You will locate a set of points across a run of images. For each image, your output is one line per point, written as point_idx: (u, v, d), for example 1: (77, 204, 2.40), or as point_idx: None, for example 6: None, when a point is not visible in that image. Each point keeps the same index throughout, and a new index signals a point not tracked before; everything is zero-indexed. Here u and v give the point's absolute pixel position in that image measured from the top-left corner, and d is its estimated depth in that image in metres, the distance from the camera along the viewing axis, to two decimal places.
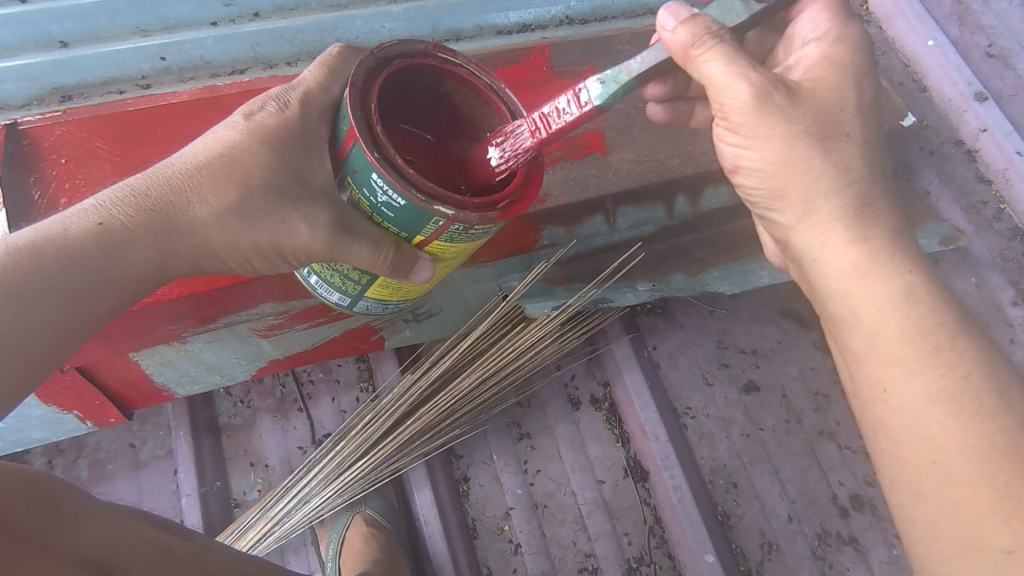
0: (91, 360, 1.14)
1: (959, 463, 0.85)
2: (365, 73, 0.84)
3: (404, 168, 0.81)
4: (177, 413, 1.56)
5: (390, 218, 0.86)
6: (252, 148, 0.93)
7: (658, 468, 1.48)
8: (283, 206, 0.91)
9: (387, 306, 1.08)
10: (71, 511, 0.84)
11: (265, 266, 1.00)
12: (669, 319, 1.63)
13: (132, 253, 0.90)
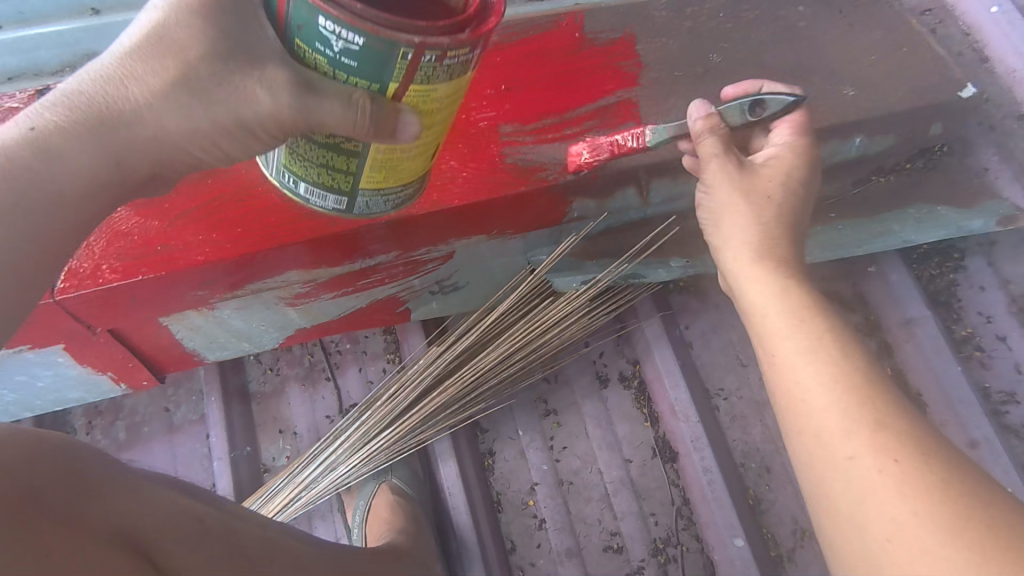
0: (124, 323, 1.16)
1: (865, 452, 0.78)
2: None
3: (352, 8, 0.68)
4: (209, 379, 1.59)
5: (356, 69, 0.73)
6: (183, 20, 0.81)
7: (687, 450, 1.45)
8: (232, 77, 0.80)
9: (388, 199, 0.94)
10: (98, 484, 0.83)
11: (235, 149, 0.89)
12: (703, 299, 1.57)
13: (75, 155, 0.83)
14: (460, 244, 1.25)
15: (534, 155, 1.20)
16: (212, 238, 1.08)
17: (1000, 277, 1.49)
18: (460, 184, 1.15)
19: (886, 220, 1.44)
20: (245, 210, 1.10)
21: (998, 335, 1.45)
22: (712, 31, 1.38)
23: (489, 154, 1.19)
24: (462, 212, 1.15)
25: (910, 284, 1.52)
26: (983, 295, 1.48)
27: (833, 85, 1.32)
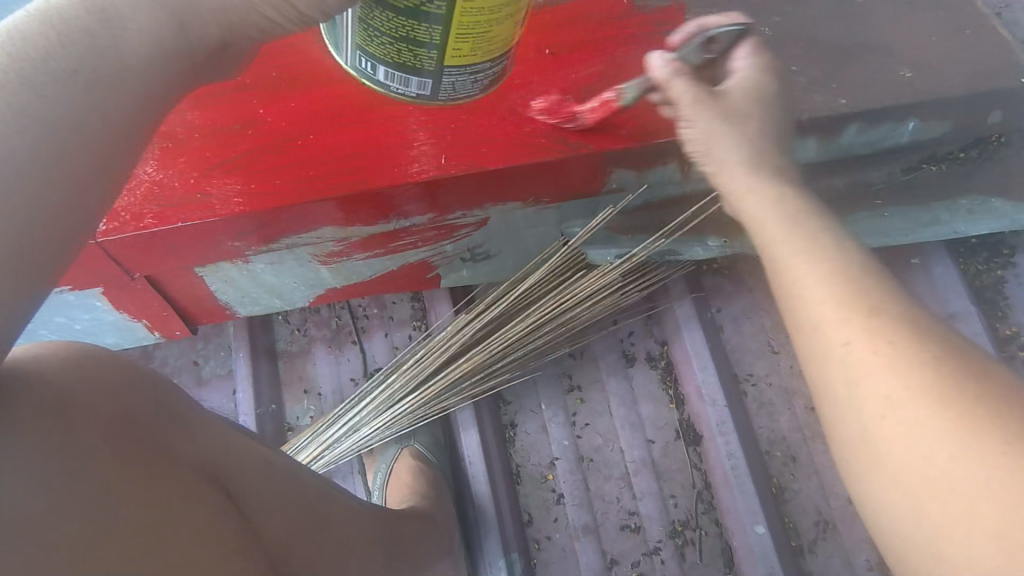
0: (161, 271, 1.17)
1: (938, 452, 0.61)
2: None
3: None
4: (238, 334, 1.62)
5: None
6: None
7: (711, 433, 1.42)
8: None
9: (475, 74, 0.93)
10: (182, 425, 0.82)
11: (310, 7, 0.81)
12: (736, 282, 1.54)
13: (135, 17, 0.74)
14: (496, 210, 1.24)
15: (577, 123, 1.17)
16: (251, 188, 1.08)
17: None
18: (497, 148, 1.13)
19: (936, 208, 1.41)
20: (285, 160, 1.10)
21: None
22: (766, 5, 1.33)
23: (529, 119, 1.16)
24: (500, 175, 1.14)
25: (957, 277, 1.46)
26: None
27: (891, 65, 1.27)
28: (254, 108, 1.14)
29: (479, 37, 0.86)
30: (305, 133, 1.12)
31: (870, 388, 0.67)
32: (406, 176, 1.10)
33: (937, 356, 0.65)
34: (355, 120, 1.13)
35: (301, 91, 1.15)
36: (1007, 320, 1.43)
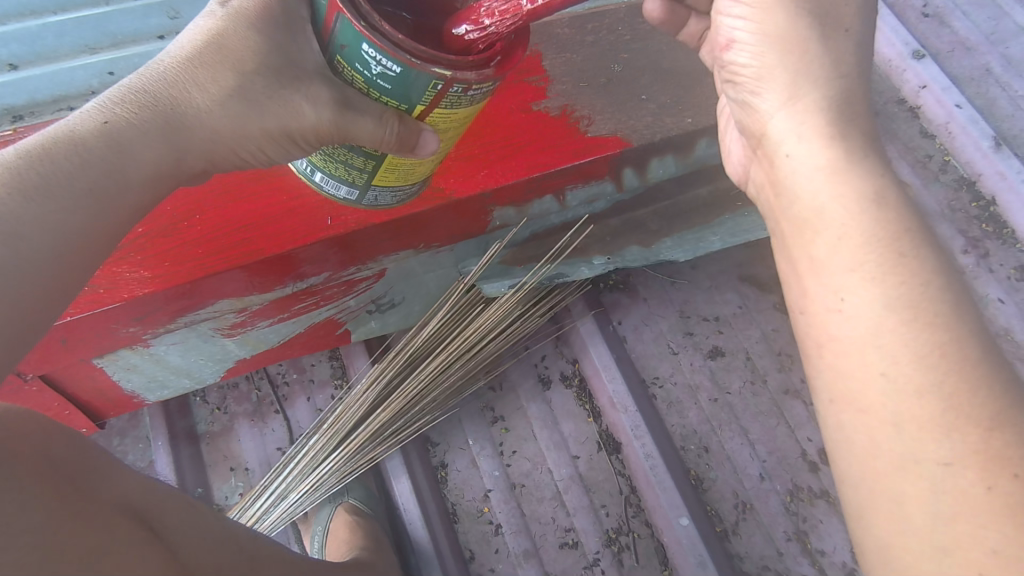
0: (56, 369, 1.16)
1: (929, 434, 0.71)
2: None
3: (392, 37, 0.78)
4: (155, 423, 1.59)
5: (389, 91, 0.84)
6: (229, 22, 0.93)
7: (629, 438, 1.51)
8: (285, 87, 0.91)
9: (395, 194, 1.06)
10: (106, 468, 0.90)
11: (279, 155, 1.00)
12: (632, 294, 1.65)
13: (141, 147, 0.90)
14: (390, 261, 1.30)
15: (450, 169, 1.26)
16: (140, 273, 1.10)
17: None
18: None
19: None
20: (172, 243, 1.13)
21: None
22: (613, 44, 1.47)
23: None
24: (386, 227, 1.20)
25: None
26: None
27: None
28: None
29: (413, 176, 1.01)
30: (191, 214, 1.17)
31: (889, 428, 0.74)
32: (294, 241, 1.15)
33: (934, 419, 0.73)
34: (240, 197, 1.19)
35: None
36: None
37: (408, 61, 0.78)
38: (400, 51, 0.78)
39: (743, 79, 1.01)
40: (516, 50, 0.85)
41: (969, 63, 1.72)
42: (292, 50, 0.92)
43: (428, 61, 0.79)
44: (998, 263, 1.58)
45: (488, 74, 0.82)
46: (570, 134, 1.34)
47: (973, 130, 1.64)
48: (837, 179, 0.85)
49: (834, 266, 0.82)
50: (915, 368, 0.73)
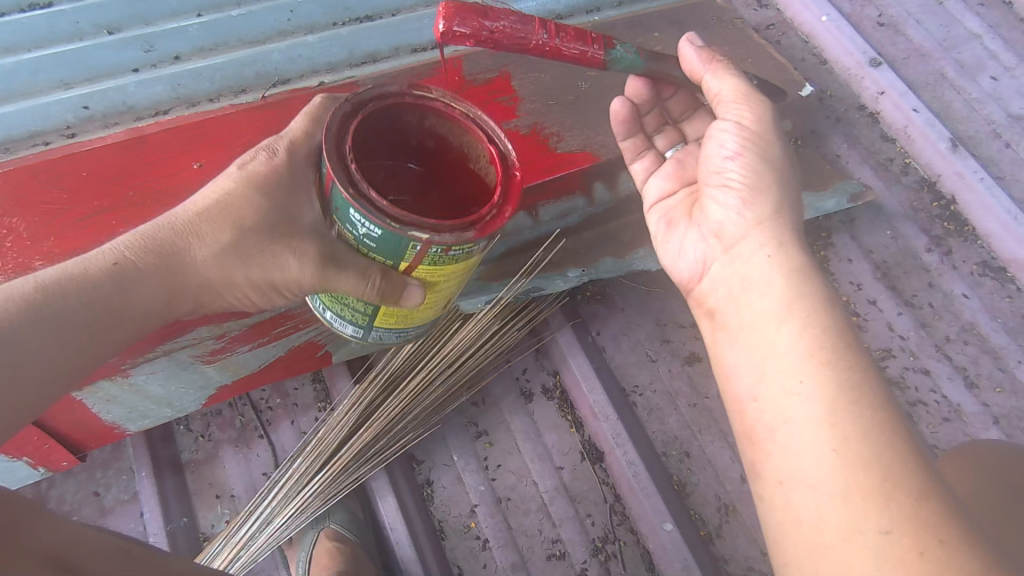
0: None
1: (867, 503, 0.79)
2: (340, 117, 0.91)
3: (380, 203, 0.87)
4: (138, 454, 1.58)
5: (374, 248, 0.91)
6: (238, 178, 1.04)
7: (611, 447, 1.53)
8: (279, 246, 1.02)
9: (399, 332, 1.12)
10: (30, 518, 0.86)
11: (265, 300, 1.11)
12: (609, 304, 1.68)
13: (140, 288, 0.98)
14: None
15: None
16: None
17: (863, 248, 1.68)
18: None
19: None
20: None
21: (870, 299, 1.60)
22: None
23: None
24: None
25: None
26: (853, 265, 1.65)
27: None
28: (114, 226, 1.18)
29: (411, 319, 1.07)
30: None
31: (832, 499, 0.81)
32: None
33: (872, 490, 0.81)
34: None
35: (162, 205, 1.22)
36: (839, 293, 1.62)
37: (392, 225, 0.86)
38: (387, 216, 0.86)
39: (715, 166, 1.16)
40: (499, 213, 0.91)
41: (924, 68, 1.78)
42: (291, 209, 1.04)
43: (410, 225, 0.87)
44: (961, 259, 1.63)
45: (469, 234, 0.88)
46: (540, 153, 1.37)
47: (931, 133, 1.70)
48: (796, 279, 0.99)
49: (790, 356, 0.92)
50: (859, 445, 0.82)
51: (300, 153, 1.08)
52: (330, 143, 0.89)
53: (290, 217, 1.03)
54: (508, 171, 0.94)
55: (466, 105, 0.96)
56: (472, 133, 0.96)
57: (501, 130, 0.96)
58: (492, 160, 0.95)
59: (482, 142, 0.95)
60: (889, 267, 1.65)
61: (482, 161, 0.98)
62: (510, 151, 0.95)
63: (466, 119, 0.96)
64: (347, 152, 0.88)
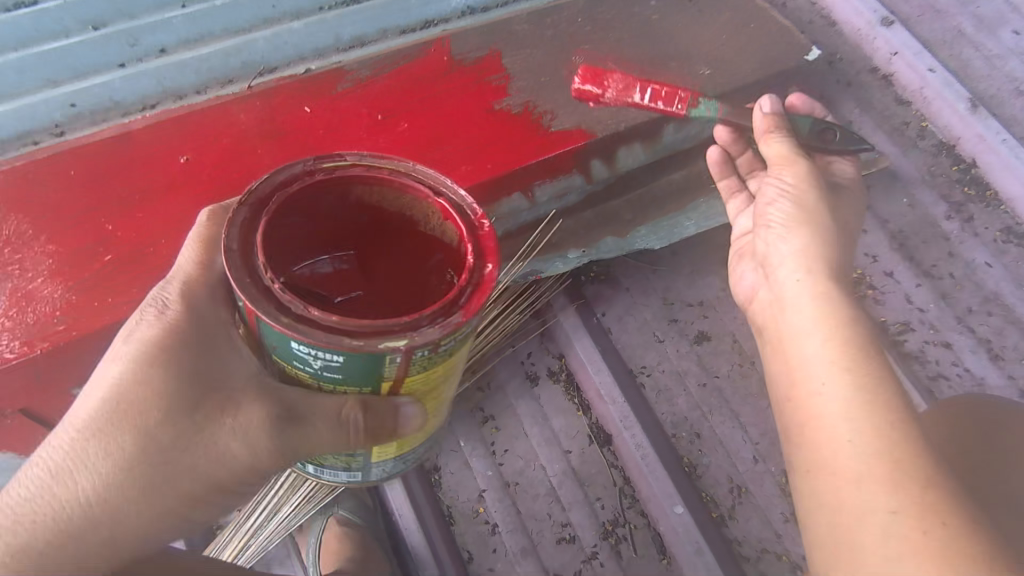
0: (30, 404, 1.17)
1: (878, 486, 0.87)
2: (242, 227, 0.77)
3: (331, 322, 0.73)
4: None
5: (342, 376, 0.79)
6: (138, 370, 0.85)
7: (618, 430, 1.50)
8: (205, 417, 0.87)
9: (398, 462, 1.03)
10: None
11: (213, 513, 0.94)
12: (614, 284, 1.64)
13: (37, 537, 0.88)
14: None
15: None
16: (108, 301, 1.13)
17: (878, 218, 1.61)
18: None
19: None
20: (139, 270, 1.16)
21: (885, 271, 1.56)
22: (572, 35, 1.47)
23: None
24: None
25: None
26: (867, 236, 1.59)
27: (689, 69, 1.44)
28: (103, 225, 1.19)
29: (408, 445, 0.97)
30: (157, 240, 1.19)
31: (846, 484, 0.90)
32: None
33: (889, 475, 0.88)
34: None
35: (151, 202, 1.22)
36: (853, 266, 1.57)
37: (356, 347, 0.73)
38: (348, 336, 0.73)
39: (765, 197, 1.32)
40: (479, 279, 0.77)
41: (941, 25, 1.69)
42: (212, 364, 0.88)
43: (379, 337, 0.73)
44: (982, 226, 1.56)
45: (456, 317, 0.75)
46: (530, 132, 1.33)
47: (948, 94, 1.62)
48: (826, 308, 1.10)
49: (815, 360, 1.04)
50: (875, 435, 0.91)
51: (205, 279, 0.92)
52: (237, 270, 0.75)
53: (213, 381, 0.88)
54: (470, 224, 0.80)
55: (386, 160, 0.83)
56: (413, 192, 0.82)
57: (444, 178, 0.82)
58: (446, 215, 0.81)
59: (428, 197, 0.82)
60: (906, 237, 1.59)
61: (433, 219, 0.83)
62: (463, 197, 0.82)
63: (399, 177, 0.82)
64: (266, 273, 0.75)
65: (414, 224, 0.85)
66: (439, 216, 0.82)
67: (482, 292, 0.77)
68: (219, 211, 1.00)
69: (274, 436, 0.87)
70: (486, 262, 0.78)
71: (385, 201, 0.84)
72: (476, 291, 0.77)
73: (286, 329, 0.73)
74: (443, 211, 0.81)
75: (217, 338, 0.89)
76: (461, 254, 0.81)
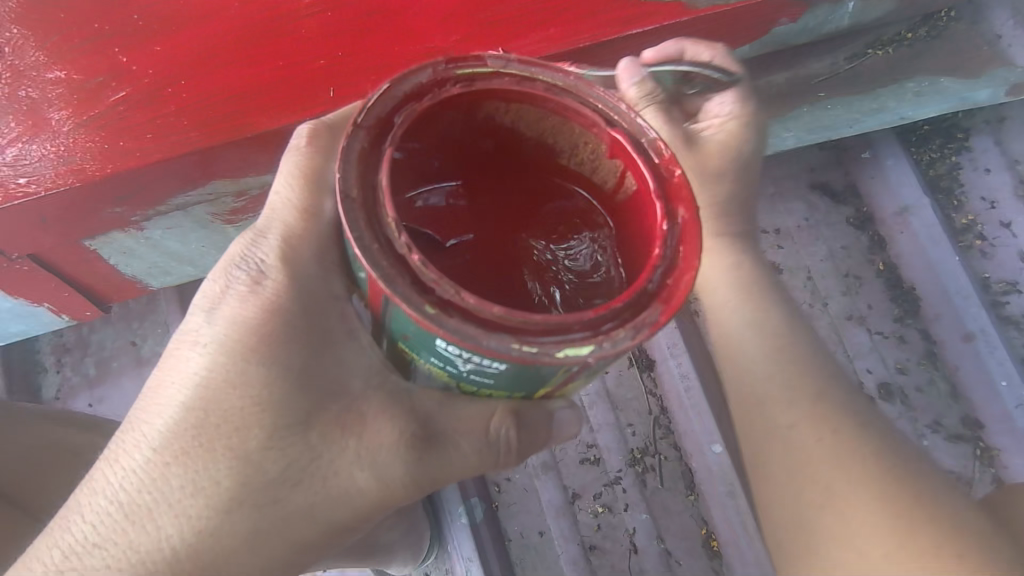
0: (43, 248, 1.08)
1: (850, 511, 0.78)
2: (361, 165, 0.59)
3: (499, 314, 0.54)
4: (171, 309, 1.53)
5: (492, 383, 0.61)
6: (238, 369, 0.67)
7: (664, 356, 1.38)
8: (332, 433, 0.69)
9: None
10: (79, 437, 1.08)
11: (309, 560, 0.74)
12: None
13: None
14: None
15: (471, 35, 1.02)
16: (119, 146, 0.99)
17: (1008, 157, 1.36)
18: (386, 76, 1.01)
19: (881, 96, 1.27)
20: (152, 114, 1.00)
21: (1002, 221, 1.34)
22: None
23: (420, 37, 1.02)
24: None
25: (910, 169, 1.37)
26: (989, 178, 1.35)
27: None
28: (113, 55, 1.02)
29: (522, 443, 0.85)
30: (174, 79, 1.01)
31: (832, 497, 0.80)
32: (299, 109, 1.00)
33: (876, 480, 0.79)
34: (232, 57, 1.02)
35: (166, 32, 1.02)
36: (962, 210, 1.36)
37: (532, 351, 0.54)
38: (519, 339, 0.54)
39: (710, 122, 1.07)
40: (674, 255, 0.59)
41: None
42: (326, 365, 0.69)
43: (557, 341, 0.55)
44: None
45: (654, 310, 0.57)
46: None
47: None
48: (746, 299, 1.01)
49: (743, 369, 0.95)
50: (833, 438, 0.84)
51: (310, 234, 0.71)
52: (360, 231, 0.56)
53: (329, 382, 0.69)
54: (655, 172, 0.62)
55: (536, 69, 0.63)
56: (578, 119, 0.63)
57: (619, 102, 0.63)
58: (616, 152, 0.63)
59: (598, 128, 0.63)
60: None
61: (596, 158, 0.65)
62: (643, 128, 0.63)
63: (558, 96, 0.63)
64: (401, 238, 0.56)
65: (556, 155, 0.67)
66: (607, 154, 0.64)
67: (677, 277, 0.58)
68: (320, 129, 0.75)
69: (407, 463, 0.71)
70: (683, 233, 0.60)
71: (527, 125, 0.65)
72: (671, 279, 0.58)
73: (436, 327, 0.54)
74: (615, 148, 0.63)
75: (330, 324, 0.70)
76: (639, 213, 0.63)
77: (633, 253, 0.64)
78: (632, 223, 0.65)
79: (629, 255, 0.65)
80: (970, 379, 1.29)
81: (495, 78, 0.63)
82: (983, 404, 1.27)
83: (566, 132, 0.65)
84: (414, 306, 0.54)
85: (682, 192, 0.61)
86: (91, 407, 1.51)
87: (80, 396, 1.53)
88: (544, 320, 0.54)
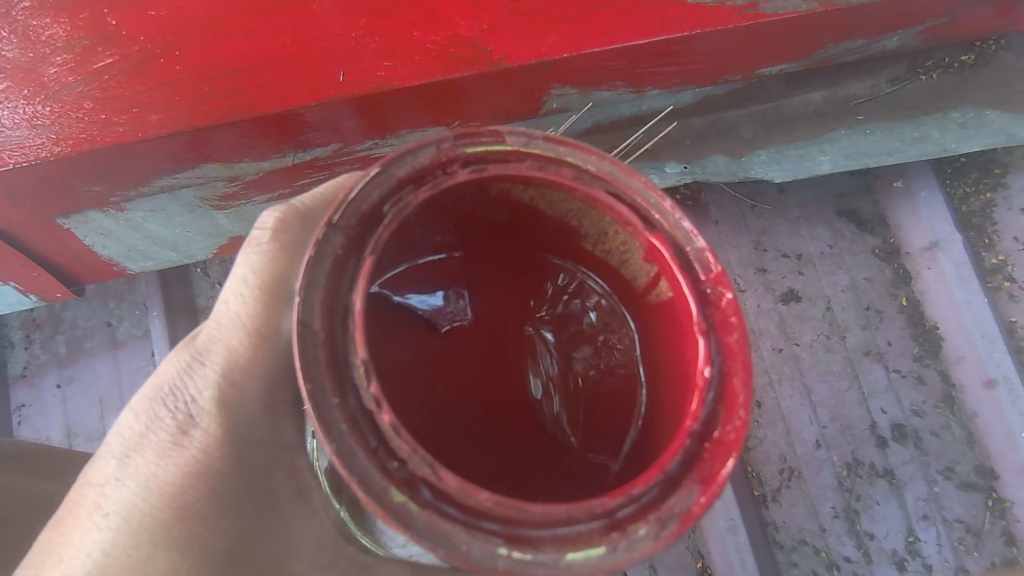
0: (12, 224, 1.00)
1: None
2: (330, 278, 0.47)
3: (484, 505, 0.42)
4: (151, 290, 1.44)
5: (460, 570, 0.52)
6: (145, 556, 0.56)
7: None
8: None
9: None
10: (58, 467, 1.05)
11: None
12: (701, 214, 1.37)
13: None
14: (413, 136, 1.04)
15: (500, 25, 0.92)
16: (101, 117, 0.89)
17: None
18: (402, 62, 0.92)
19: (923, 124, 1.20)
20: (141, 84, 0.90)
21: None
22: None
23: (444, 22, 0.93)
24: (408, 99, 0.94)
25: (941, 203, 1.31)
26: None
27: None
28: (100, 15, 0.91)
29: None
30: (169, 46, 0.91)
31: None
32: (302, 97, 0.90)
33: None
34: (233, 29, 0.92)
35: None
36: (993, 248, 1.29)
37: (526, 561, 0.42)
38: (508, 539, 0.43)
39: None
40: (714, 412, 0.48)
41: None
42: (264, 543, 0.59)
43: (557, 541, 0.43)
44: None
45: (690, 492, 0.46)
46: None
47: None
48: None
49: None
50: None
51: (256, 366, 0.60)
52: (318, 377, 0.45)
53: (264, 559, 0.59)
54: (697, 290, 0.51)
55: (565, 148, 0.52)
56: (608, 213, 0.52)
57: (663, 198, 0.52)
58: (652, 257, 0.52)
59: (633, 228, 0.52)
60: None
61: (627, 252, 0.54)
62: (689, 233, 0.51)
63: (586, 184, 0.51)
64: (368, 387, 0.44)
65: (580, 239, 0.56)
66: (642, 255, 0.53)
67: (717, 445, 0.47)
68: (289, 217, 0.63)
69: None
70: (727, 384, 0.49)
71: (548, 207, 0.54)
72: (710, 442, 0.47)
73: (401, 520, 0.43)
74: (652, 253, 0.52)
75: (274, 486, 0.60)
76: (674, 339, 0.53)
77: (660, 397, 0.54)
78: (662, 347, 0.54)
79: (654, 384, 0.55)
80: (988, 428, 1.25)
81: (512, 159, 0.51)
82: (1000, 454, 1.24)
83: (594, 222, 0.54)
84: (373, 486, 0.43)
85: (730, 320, 0.50)
86: (59, 388, 1.42)
87: (48, 374, 1.43)
88: (545, 514, 0.42)
